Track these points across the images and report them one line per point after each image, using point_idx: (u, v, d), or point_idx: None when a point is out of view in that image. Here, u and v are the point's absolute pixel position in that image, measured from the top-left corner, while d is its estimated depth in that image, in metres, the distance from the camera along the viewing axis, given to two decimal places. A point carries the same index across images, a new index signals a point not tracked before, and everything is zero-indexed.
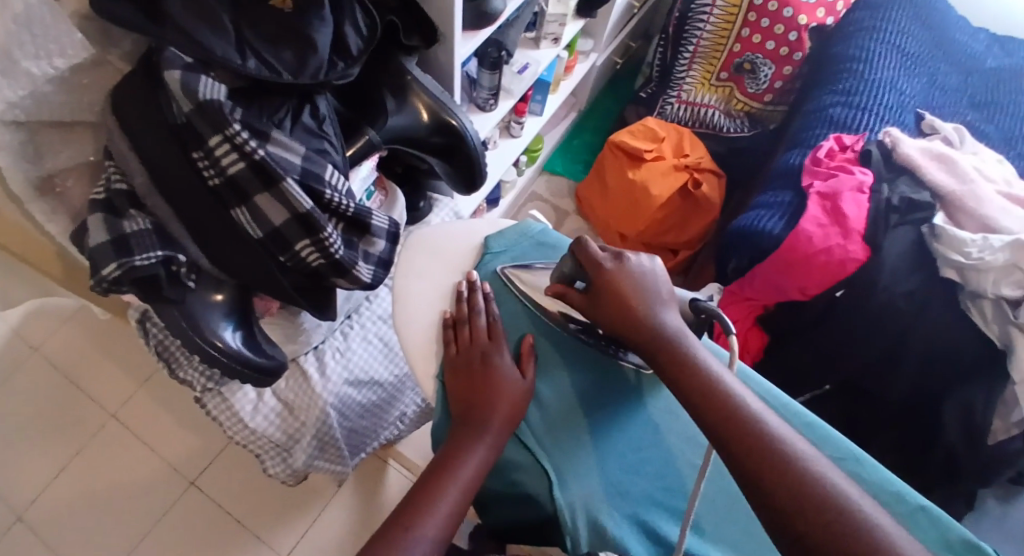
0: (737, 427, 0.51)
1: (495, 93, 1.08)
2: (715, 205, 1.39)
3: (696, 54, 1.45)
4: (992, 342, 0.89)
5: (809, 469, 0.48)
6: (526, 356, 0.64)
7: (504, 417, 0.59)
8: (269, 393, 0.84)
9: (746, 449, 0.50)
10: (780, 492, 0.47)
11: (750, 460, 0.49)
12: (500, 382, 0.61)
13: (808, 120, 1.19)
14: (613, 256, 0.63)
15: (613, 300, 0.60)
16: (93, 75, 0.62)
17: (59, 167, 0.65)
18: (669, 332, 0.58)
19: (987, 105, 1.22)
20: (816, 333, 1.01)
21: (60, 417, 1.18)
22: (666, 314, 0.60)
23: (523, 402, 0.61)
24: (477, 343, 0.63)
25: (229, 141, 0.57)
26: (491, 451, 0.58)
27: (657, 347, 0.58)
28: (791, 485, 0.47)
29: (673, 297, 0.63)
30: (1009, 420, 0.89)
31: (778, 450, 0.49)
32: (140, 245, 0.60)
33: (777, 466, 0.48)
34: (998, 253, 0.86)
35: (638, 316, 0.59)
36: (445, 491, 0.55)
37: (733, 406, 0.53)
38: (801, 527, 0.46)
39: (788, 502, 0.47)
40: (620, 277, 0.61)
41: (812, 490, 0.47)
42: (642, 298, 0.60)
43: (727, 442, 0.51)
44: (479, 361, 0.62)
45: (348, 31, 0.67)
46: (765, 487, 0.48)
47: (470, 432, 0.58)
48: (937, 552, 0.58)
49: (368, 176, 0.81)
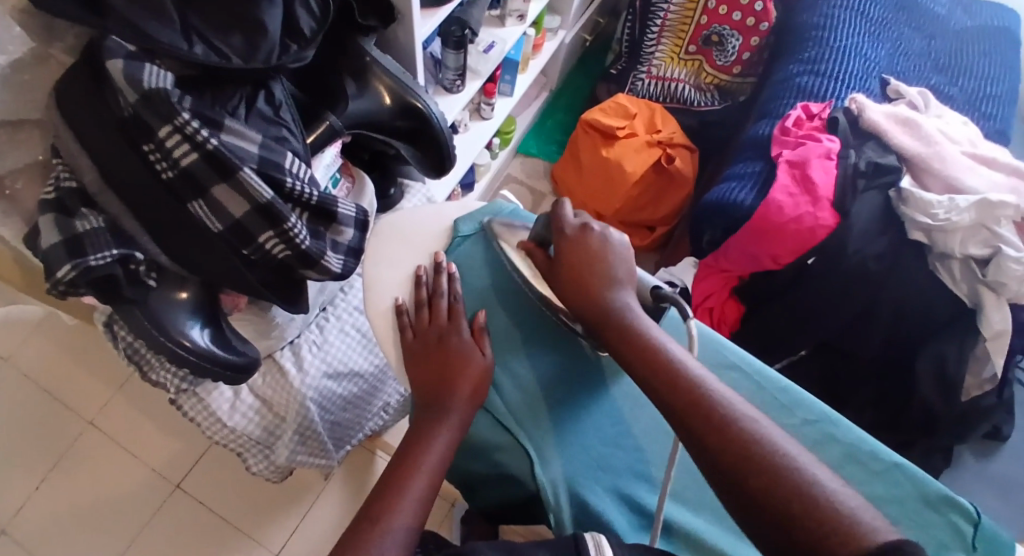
0: (701, 408, 0.49)
1: (461, 73, 1.07)
2: (688, 178, 1.39)
3: (664, 28, 1.44)
4: (962, 300, 0.91)
5: (784, 453, 0.46)
6: (479, 334, 0.63)
7: (466, 397, 0.59)
8: (245, 391, 0.82)
9: (718, 442, 0.47)
10: (759, 483, 0.44)
11: (725, 456, 0.46)
12: (457, 361, 0.61)
13: (776, 89, 1.18)
14: (581, 224, 0.63)
15: (572, 266, 0.61)
16: (33, 71, 0.60)
17: (9, 169, 0.63)
18: (629, 317, 0.57)
19: (951, 67, 1.22)
20: (788, 301, 1.02)
21: (33, 428, 1.16)
22: (622, 293, 0.59)
23: (484, 379, 0.61)
24: (437, 323, 0.63)
25: (180, 131, 0.55)
26: (455, 433, 0.57)
27: (610, 325, 0.57)
28: (769, 479, 0.44)
29: (632, 274, 0.62)
30: (981, 376, 0.92)
31: (755, 442, 0.46)
32: (93, 245, 0.59)
33: (756, 460, 0.45)
34: (964, 214, 0.87)
35: (594, 299, 0.59)
36: (414, 479, 0.54)
37: (704, 399, 0.50)
38: (769, 504, 0.44)
39: (767, 496, 0.44)
40: (582, 246, 0.61)
41: (795, 482, 0.44)
42: (599, 273, 0.60)
43: (699, 434, 0.48)
44: (436, 341, 0.62)
45: (299, 12, 0.65)
46: (729, 468, 0.46)
47: (432, 417, 0.58)
48: (911, 507, 0.59)
49: (331, 163, 0.79)
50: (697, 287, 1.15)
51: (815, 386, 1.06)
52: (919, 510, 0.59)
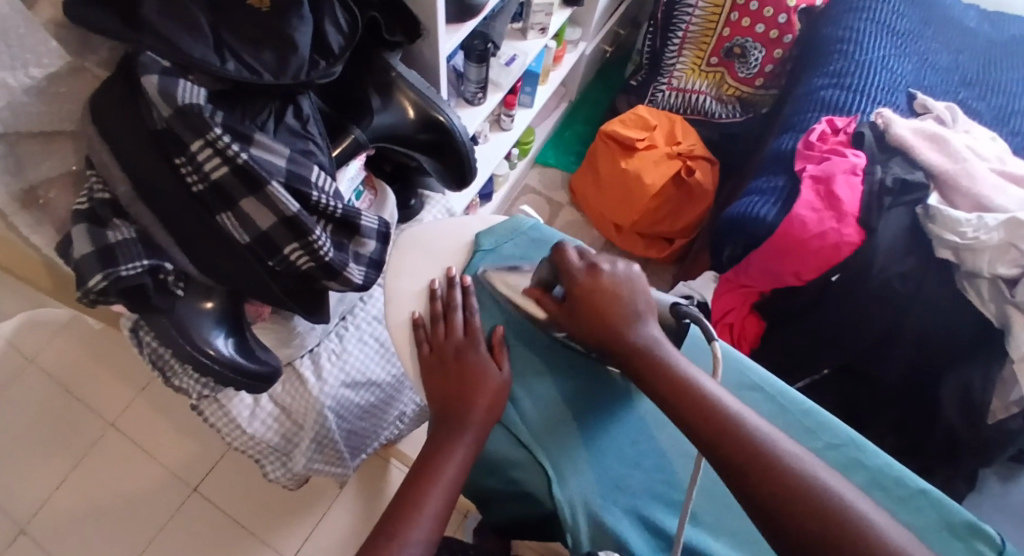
0: (741, 446, 0.51)
1: (483, 86, 1.07)
2: (707, 192, 1.38)
3: (685, 40, 1.44)
4: (989, 321, 0.89)
5: (826, 489, 0.48)
6: (498, 349, 0.63)
7: (484, 411, 0.59)
8: (266, 398, 0.83)
9: (756, 472, 0.50)
10: (810, 523, 0.47)
11: (775, 496, 0.49)
12: (476, 379, 0.60)
13: (800, 104, 1.18)
14: (588, 264, 0.62)
15: (592, 308, 0.60)
16: (69, 84, 0.61)
17: (41, 179, 0.65)
18: (654, 349, 0.58)
19: (978, 82, 1.21)
20: (810, 320, 1.01)
21: (55, 429, 1.17)
22: (644, 326, 0.60)
23: (501, 394, 0.61)
24: (451, 339, 0.63)
25: (212, 146, 0.56)
26: (472, 447, 0.58)
27: (634, 357, 0.58)
28: (822, 520, 0.47)
29: (651, 306, 0.62)
30: (1008, 399, 0.88)
31: (801, 480, 0.49)
32: (125, 254, 0.60)
33: (804, 500, 0.48)
34: (993, 233, 0.86)
35: (616, 335, 0.59)
36: (429, 494, 0.55)
37: (742, 435, 0.52)
38: (819, 543, 0.46)
39: (818, 535, 0.47)
40: (598, 288, 0.61)
41: (833, 509, 0.47)
42: (617, 310, 0.60)
43: (741, 473, 0.50)
44: (453, 358, 0.62)
45: (328, 29, 0.66)
46: (777, 508, 0.48)
47: (449, 432, 0.58)
48: (937, 536, 0.57)
49: (355, 175, 0.80)
50: (714, 303, 1.15)
51: (836, 405, 1.04)
52: (944, 539, 0.57)
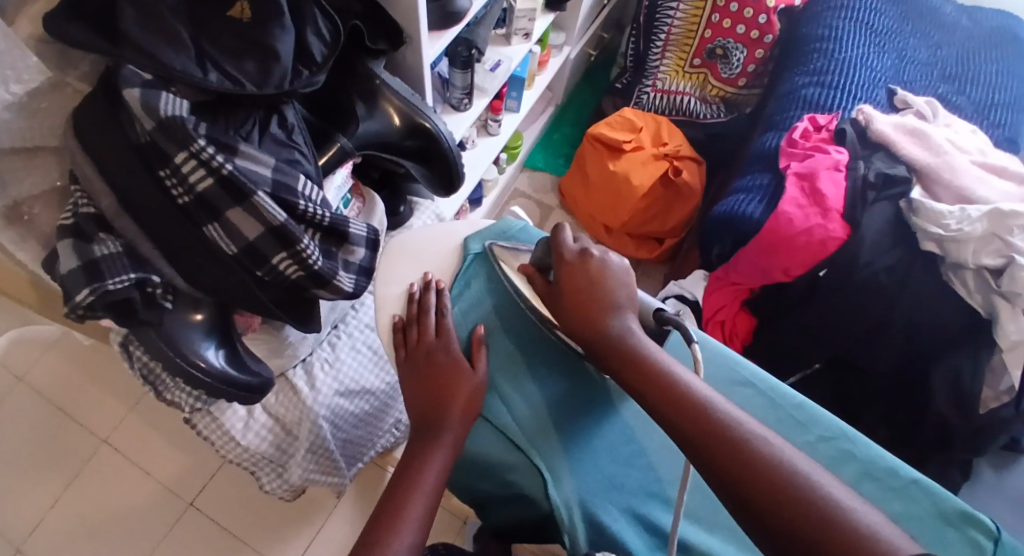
0: (713, 433, 0.50)
1: (468, 92, 1.08)
2: (696, 191, 1.39)
3: (668, 42, 1.45)
4: (976, 311, 0.90)
5: (799, 471, 0.47)
6: (477, 346, 0.64)
7: (460, 412, 0.60)
8: (259, 409, 0.83)
9: (726, 458, 0.49)
10: (780, 506, 0.46)
11: (745, 479, 0.47)
12: (453, 380, 0.61)
13: (782, 102, 1.19)
14: (581, 249, 0.63)
15: (573, 297, 0.60)
16: (51, 99, 0.61)
17: (25, 195, 0.64)
18: (631, 342, 0.58)
19: (958, 76, 1.22)
20: (800, 315, 1.02)
21: (47, 447, 1.16)
22: (626, 319, 0.60)
23: (478, 394, 0.61)
24: (424, 342, 0.63)
25: (196, 157, 0.57)
26: (449, 452, 0.58)
27: (613, 351, 0.58)
28: (791, 502, 0.45)
29: (632, 298, 0.62)
30: (998, 388, 0.88)
31: (771, 463, 0.47)
32: (111, 269, 0.60)
33: (772, 482, 0.47)
34: (975, 224, 0.87)
35: (596, 326, 0.59)
36: (412, 500, 0.55)
37: (716, 422, 0.51)
38: (789, 525, 0.45)
39: (787, 518, 0.45)
40: (585, 273, 0.61)
41: (811, 499, 0.45)
42: (601, 299, 0.60)
43: (713, 460, 0.49)
44: (425, 361, 0.63)
45: (310, 39, 0.66)
46: (747, 492, 0.47)
47: (428, 438, 0.59)
48: (932, 526, 0.58)
49: (343, 183, 0.80)
50: (705, 301, 1.15)
51: (828, 398, 1.05)
52: (938, 528, 0.58)
